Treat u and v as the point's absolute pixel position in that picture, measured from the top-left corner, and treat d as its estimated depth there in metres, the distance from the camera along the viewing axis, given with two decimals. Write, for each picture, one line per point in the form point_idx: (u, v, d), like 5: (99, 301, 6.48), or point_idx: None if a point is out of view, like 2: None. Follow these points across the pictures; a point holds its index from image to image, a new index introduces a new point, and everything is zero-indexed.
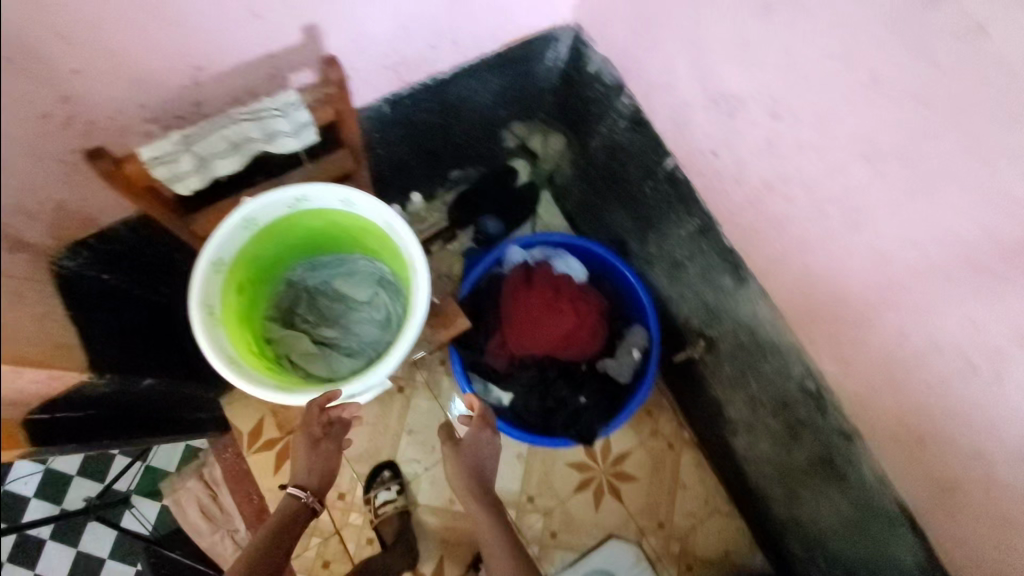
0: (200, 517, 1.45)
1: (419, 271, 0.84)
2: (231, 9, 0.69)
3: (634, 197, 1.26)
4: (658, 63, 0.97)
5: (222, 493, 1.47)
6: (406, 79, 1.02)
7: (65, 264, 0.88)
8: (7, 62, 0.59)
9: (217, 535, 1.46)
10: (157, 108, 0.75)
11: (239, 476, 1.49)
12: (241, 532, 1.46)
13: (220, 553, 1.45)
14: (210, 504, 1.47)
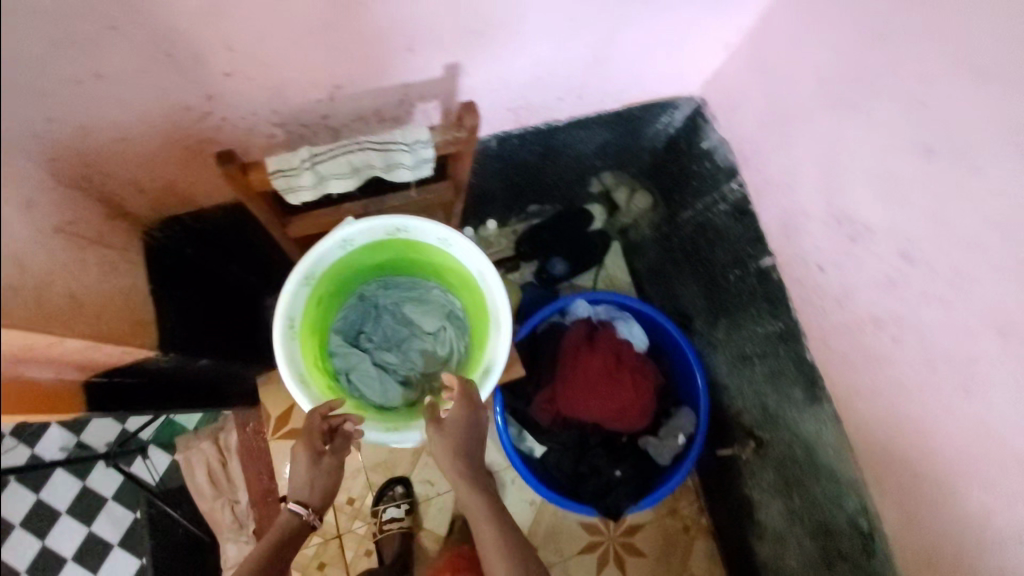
0: (205, 482, 1.47)
1: (503, 327, 0.83)
2: (388, 42, 0.67)
3: (715, 279, 1.23)
4: (784, 163, 0.94)
5: (232, 463, 1.49)
6: (523, 121, 1.00)
7: (155, 234, 0.90)
8: (167, 60, 0.58)
9: (217, 501, 1.46)
10: (289, 116, 0.74)
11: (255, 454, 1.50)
12: (241, 505, 1.47)
13: (217, 520, 1.45)
14: (218, 471, 1.49)
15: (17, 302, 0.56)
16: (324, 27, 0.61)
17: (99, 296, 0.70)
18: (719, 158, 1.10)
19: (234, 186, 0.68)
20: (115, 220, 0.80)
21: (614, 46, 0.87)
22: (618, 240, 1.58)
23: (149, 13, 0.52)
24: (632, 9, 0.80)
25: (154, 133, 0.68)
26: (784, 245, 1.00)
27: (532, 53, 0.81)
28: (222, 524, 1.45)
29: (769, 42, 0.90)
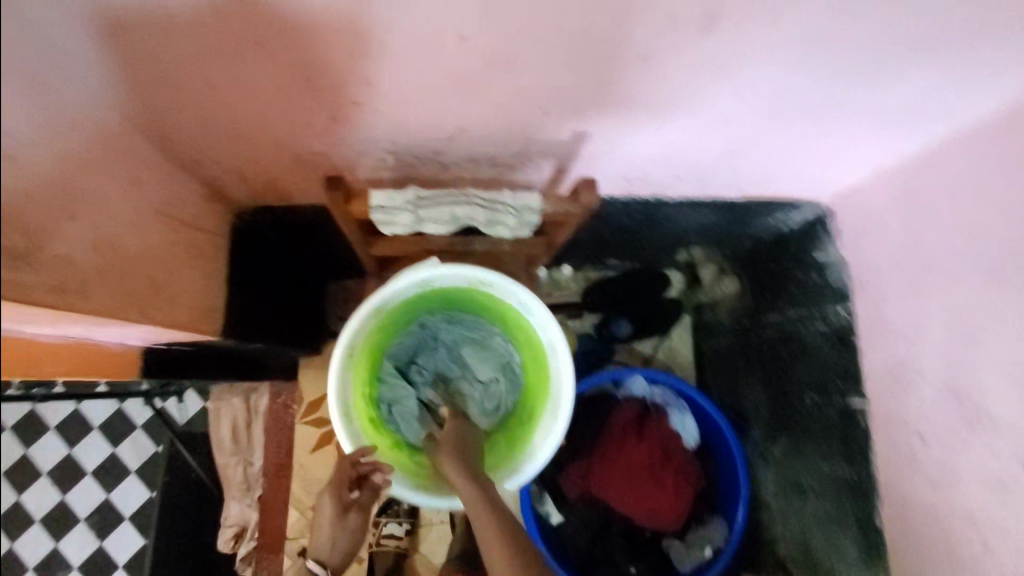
0: (227, 436, 1.29)
1: (562, 407, 0.77)
2: (523, 101, 0.63)
3: (785, 395, 1.13)
4: (907, 309, 0.84)
5: (258, 424, 1.32)
6: (633, 190, 0.95)
7: (245, 218, 0.91)
8: (301, 79, 0.56)
9: (233, 459, 1.29)
10: (404, 148, 0.72)
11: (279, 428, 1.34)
12: (255, 469, 1.30)
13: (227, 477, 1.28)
14: (241, 429, 1.31)
15: (101, 284, 0.55)
16: (464, 80, 0.58)
17: (180, 281, 0.70)
18: (832, 278, 1.00)
19: (335, 212, 0.66)
20: (212, 201, 0.80)
21: (753, 145, 0.80)
22: (690, 315, 1.43)
23: (297, 39, 0.51)
24: (787, 116, 0.72)
25: (272, 139, 0.67)
26: (884, 390, 0.90)
27: (667, 135, 0.76)
28: (231, 483, 1.28)
29: (923, 178, 0.81)
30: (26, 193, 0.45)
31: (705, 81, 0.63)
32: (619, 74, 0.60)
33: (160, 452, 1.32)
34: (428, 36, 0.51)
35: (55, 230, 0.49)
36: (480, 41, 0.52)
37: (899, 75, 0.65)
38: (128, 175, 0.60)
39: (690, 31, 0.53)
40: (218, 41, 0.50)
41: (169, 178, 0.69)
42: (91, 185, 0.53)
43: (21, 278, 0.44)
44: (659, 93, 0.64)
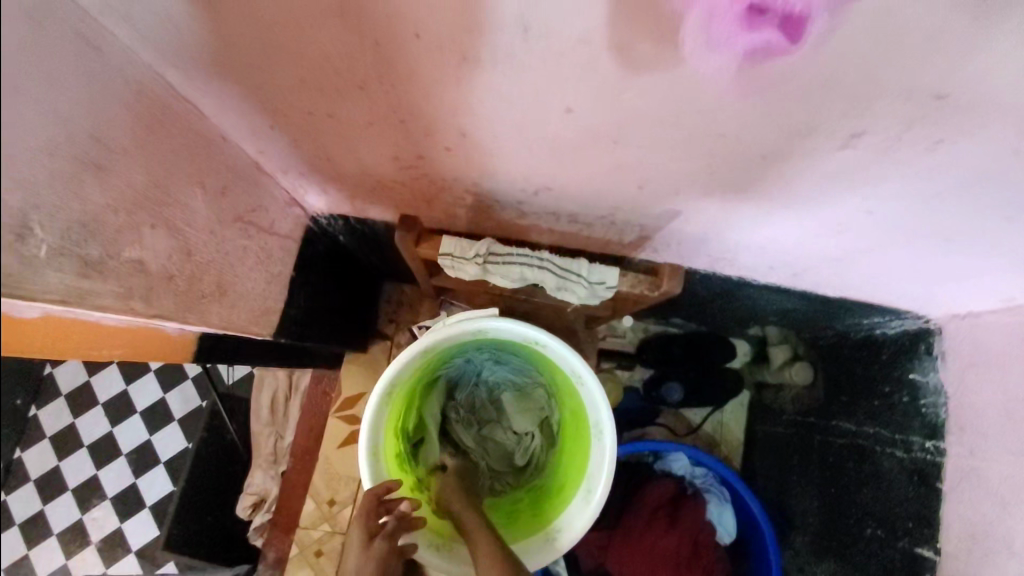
0: (267, 406, 1.26)
1: (594, 489, 0.71)
2: (624, 176, 0.58)
3: (842, 513, 1.03)
4: (1020, 472, 0.73)
5: (295, 403, 1.26)
6: (716, 268, 0.87)
7: (321, 221, 0.93)
8: (400, 122, 0.54)
9: (267, 430, 1.26)
10: (488, 192, 0.69)
11: (315, 411, 1.25)
12: (285, 446, 1.26)
13: (259, 446, 1.26)
14: (280, 404, 1.27)
15: (170, 291, 0.54)
16: (564, 148, 0.54)
17: (247, 287, 0.70)
18: (925, 407, 0.91)
19: (405, 251, 0.66)
20: (290, 205, 0.80)
21: (868, 255, 0.71)
22: (750, 391, 1.28)
23: (403, 88, 0.48)
24: (917, 236, 0.63)
25: (358, 164, 0.66)
26: (958, 551, 0.83)
27: (768, 229, 0.68)
28: (260, 451, 1.25)
29: None
30: (111, 202, 0.45)
31: (833, 189, 0.55)
32: (735, 169, 0.53)
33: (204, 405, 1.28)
34: (535, 105, 0.47)
35: (133, 238, 0.48)
36: (590, 117, 0.48)
37: None
38: (215, 183, 0.60)
39: (826, 142, 0.46)
40: (322, 77, 0.49)
41: (254, 185, 0.69)
42: (177, 194, 0.53)
43: (90, 287, 0.44)
44: (776, 192, 0.57)
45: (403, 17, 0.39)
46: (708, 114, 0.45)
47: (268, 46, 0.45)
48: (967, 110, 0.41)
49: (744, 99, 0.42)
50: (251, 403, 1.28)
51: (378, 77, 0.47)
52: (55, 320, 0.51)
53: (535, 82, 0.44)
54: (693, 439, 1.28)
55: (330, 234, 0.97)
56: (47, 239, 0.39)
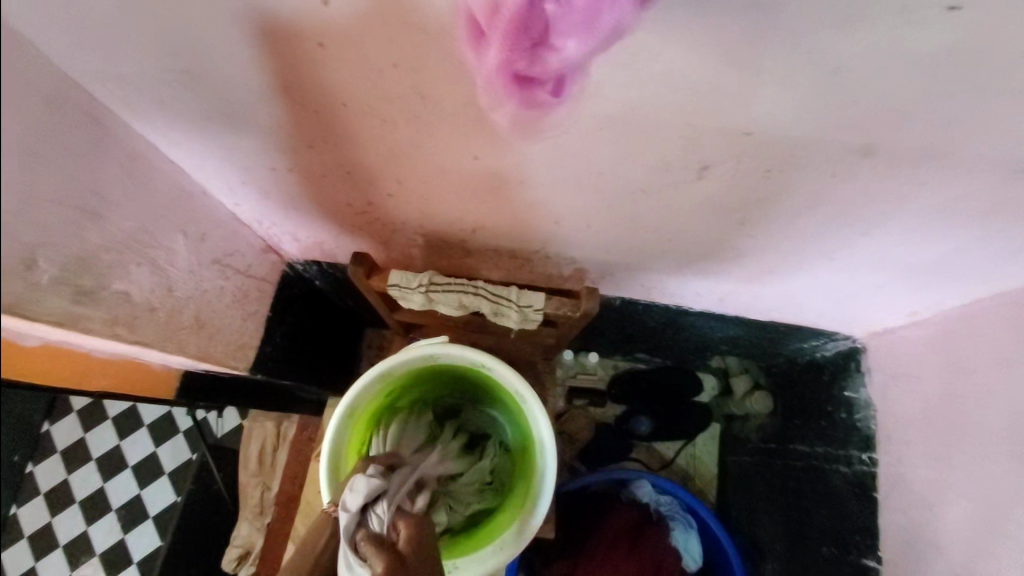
0: (254, 457, 1.30)
1: (540, 502, 0.76)
2: (541, 214, 0.69)
3: (801, 533, 1.04)
4: (933, 473, 0.79)
5: (281, 452, 1.32)
6: (655, 297, 0.96)
7: (296, 267, 1.02)
8: (349, 174, 0.65)
9: (254, 480, 1.31)
10: (433, 232, 0.79)
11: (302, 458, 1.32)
12: (271, 494, 1.32)
13: (246, 495, 1.30)
14: (267, 454, 1.32)
15: (151, 321, 0.64)
16: (484, 189, 0.64)
17: (222, 323, 0.79)
18: (860, 421, 0.95)
19: (359, 284, 0.76)
20: (266, 252, 0.91)
21: (772, 276, 0.79)
22: (719, 424, 1.33)
23: (345, 145, 0.59)
24: (804, 254, 0.70)
25: (320, 211, 0.77)
26: (896, 556, 0.86)
27: (684, 260, 0.78)
28: (247, 503, 1.30)
29: (964, 341, 0.75)
30: (102, 241, 0.55)
31: (715, 219, 0.64)
32: (625, 201, 0.63)
33: (195, 458, 1.17)
34: (449, 154, 0.58)
35: (122, 273, 0.58)
36: (491, 162, 0.58)
37: (919, 235, 0.62)
38: (196, 230, 0.71)
39: (685, 177, 0.56)
40: (280, 139, 0.60)
41: (230, 233, 0.79)
42: (161, 237, 0.64)
43: (82, 312, 0.53)
44: (667, 221, 0.67)
45: (335, 92, 0.50)
46: (586, 159, 0.55)
47: (235, 116, 0.57)
48: (786, 149, 0.50)
49: (607, 146, 0.52)
50: (239, 454, 1.29)
51: (324, 138, 0.58)
52: (52, 348, 0.60)
53: (443, 137, 0.55)
54: (667, 473, 1.32)
55: (306, 279, 1.06)
56: (51, 271, 0.49)
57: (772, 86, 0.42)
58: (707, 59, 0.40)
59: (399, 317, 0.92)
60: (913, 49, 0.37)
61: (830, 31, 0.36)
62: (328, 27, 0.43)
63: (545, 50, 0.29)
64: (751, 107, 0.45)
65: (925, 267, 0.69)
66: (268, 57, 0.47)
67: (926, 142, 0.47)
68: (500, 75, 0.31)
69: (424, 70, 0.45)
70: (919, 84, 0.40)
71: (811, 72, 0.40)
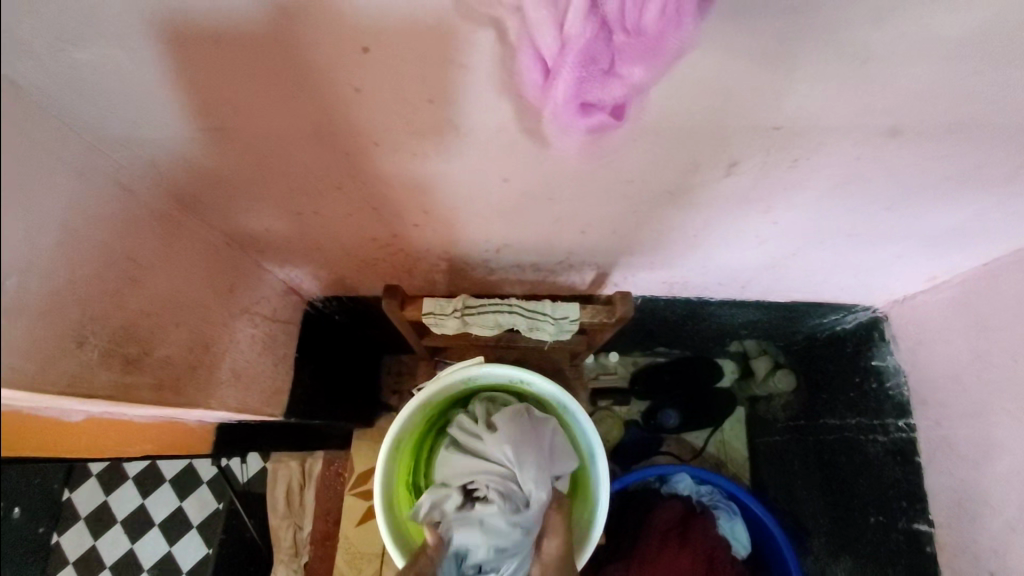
0: (283, 497, 1.19)
1: (599, 510, 0.77)
2: (566, 226, 0.70)
3: (846, 507, 1.04)
4: (975, 433, 0.80)
5: (310, 488, 1.21)
6: (675, 292, 0.97)
7: (316, 305, 1.01)
8: (375, 209, 0.65)
9: (285, 522, 1.19)
10: (458, 255, 0.79)
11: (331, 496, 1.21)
12: (305, 535, 1.19)
13: (279, 541, 1.18)
14: (295, 492, 1.20)
15: (193, 381, 0.63)
16: (512, 209, 0.65)
17: (254, 372, 0.78)
18: (891, 389, 0.97)
19: (392, 315, 0.76)
20: (287, 294, 0.90)
21: (794, 258, 0.80)
22: (744, 407, 1.34)
23: (372, 181, 0.59)
24: (828, 234, 0.71)
25: (343, 248, 0.76)
26: (949, 519, 0.86)
27: (705, 253, 0.78)
28: (281, 546, 1.17)
29: (989, 299, 0.77)
30: (149, 307, 0.54)
31: (740, 210, 0.65)
32: (652, 205, 0.64)
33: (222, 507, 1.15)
34: (474, 179, 0.58)
35: (163, 337, 0.57)
36: (521, 183, 0.59)
37: (942, 203, 0.63)
38: (226, 282, 0.70)
39: (713, 175, 0.57)
40: (306, 183, 0.59)
41: (257, 281, 0.79)
42: (196, 295, 0.63)
43: (132, 382, 0.52)
44: (693, 218, 0.67)
45: (366, 132, 0.50)
46: (616, 169, 0.56)
47: (263, 168, 0.56)
48: (814, 138, 0.51)
49: (638, 155, 0.53)
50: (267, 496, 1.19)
51: (350, 177, 0.58)
52: (98, 421, 0.59)
53: (473, 163, 0.55)
54: (700, 462, 1.32)
55: (326, 315, 1.05)
56: (99, 344, 0.48)
57: (806, 82, 0.43)
58: (744, 62, 0.40)
59: (428, 343, 0.92)
60: (942, 31, 0.38)
61: (864, 24, 0.37)
62: (363, 73, 0.43)
63: (611, 77, 0.30)
64: (784, 102, 0.45)
65: (947, 232, 0.70)
66: (298, 105, 0.47)
67: (951, 117, 0.48)
68: (566, 105, 0.31)
69: (457, 102, 0.46)
70: (947, 64, 0.41)
71: (844, 66, 0.41)
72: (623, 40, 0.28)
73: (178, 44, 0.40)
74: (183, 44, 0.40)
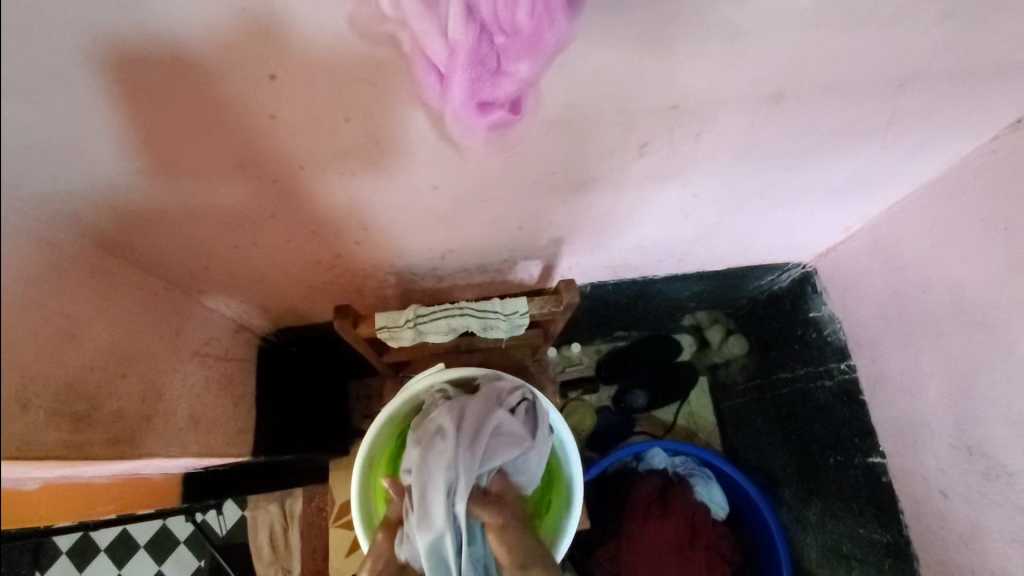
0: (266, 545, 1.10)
1: (577, 493, 0.79)
2: (504, 225, 0.72)
3: (808, 453, 1.10)
4: (904, 363, 0.87)
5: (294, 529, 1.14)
6: (619, 275, 1.01)
7: (269, 338, 1.00)
8: (313, 232, 0.66)
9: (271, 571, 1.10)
10: (404, 268, 0.80)
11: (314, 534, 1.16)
12: None
13: None
14: (278, 535, 1.12)
15: (150, 431, 0.62)
16: (448, 214, 0.67)
17: (212, 414, 0.77)
18: (830, 336, 1.04)
19: (346, 335, 0.76)
20: (238, 331, 0.89)
21: (721, 226, 0.85)
22: (705, 376, 1.39)
23: (305, 205, 0.60)
24: (745, 199, 0.77)
25: (287, 276, 0.76)
26: (896, 447, 0.92)
27: (639, 233, 0.83)
28: None
29: (898, 240, 0.85)
30: (94, 362, 0.54)
31: (661, 187, 0.69)
32: (578, 193, 0.67)
33: None
34: (406, 190, 0.60)
35: (111, 390, 0.56)
36: (449, 188, 0.61)
37: (837, 157, 0.69)
38: (171, 327, 0.69)
39: (628, 156, 0.61)
40: (239, 216, 0.60)
41: (203, 321, 0.78)
42: (141, 345, 0.62)
43: (83, 439, 0.51)
44: (620, 200, 0.71)
45: (291, 157, 0.52)
46: (537, 162, 0.59)
47: (194, 206, 0.57)
48: (711, 112, 0.55)
49: (555, 147, 0.56)
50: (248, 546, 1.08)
51: (283, 205, 0.59)
52: (58, 492, 0.57)
53: (401, 175, 0.57)
54: (672, 436, 1.36)
55: (282, 347, 1.04)
56: (43, 405, 0.47)
57: (690, 62, 0.47)
58: (630, 49, 0.44)
59: (389, 358, 0.92)
60: (796, 2, 0.43)
61: (728, 4, 0.41)
62: (278, 100, 0.44)
63: (501, 75, 0.32)
64: (676, 82, 0.50)
65: (848, 183, 0.77)
66: (219, 140, 0.48)
67: (824, 79, 0.53)
68: (465, 106, 0.33)
69: (374, 118, 0.48)
70: (808, 33, 0.46)
71: (721, 43, 0.46)
72: (505, 41, 0.31)
73: (90, 95, 0.41)
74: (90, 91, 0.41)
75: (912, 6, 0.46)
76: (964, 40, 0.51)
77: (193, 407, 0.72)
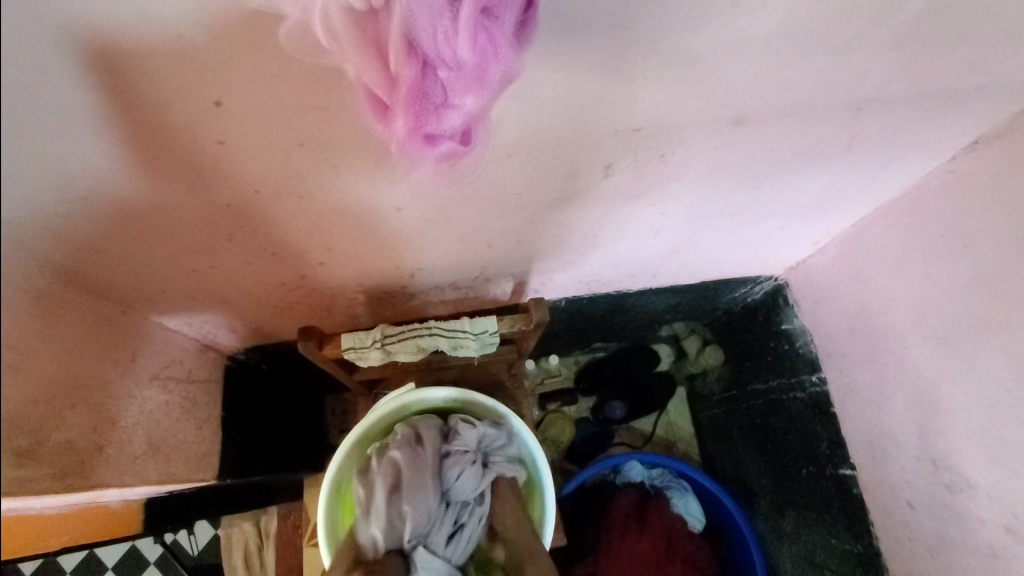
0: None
1: (547, 514, 0.76)
2: (474, 244, 0.72)
3: (782, 464, 1.11)
4: (872, 376, 0.87)
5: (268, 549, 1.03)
6: (593, 289, 1.01)
7: (237, 356, 0.97)
8: (274, 254, 0.64)
9: None
10: (371, 286, 0.79)
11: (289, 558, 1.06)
12: None
13: None
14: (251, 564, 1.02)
15: (102, 462, 0.61)
16: (413, 234, 0.66)
17: (173, 439, 0.76)
18: (802, 348, 1.04)
19: (311, 356, 0.75)
20: (202, 352, 0.86)
21: (692, 242, 0.85)
22: (683, 386, 1.40)
23: (263, 227, 0.58)
24: (715, 216, 0.77)
25: (251, 296, 0.75)
26: (865, 458, 0.92)
27: (610, 249, 0.82)
28: None
29: (864, 254, 0.86)
30: (49, 391, 0.51)
31: (630, 206, 0.69)
32: (545, 213, 0.67)
33: None
34: (368, 211, 0.59)
35: (60, 422, 0.53)
36: (412, 210, 0.60)
37: (803, 175, 0.70)
38: (128, 352, 0.67)
39: (594, 176, 0.60)
40: (194, 240, 0.58)
41: (162, 343, 0.75)
42: (93, 373, 0.59)
43: (28, 476, 0.48)
44: (588, 218, 0.71)
45: (244, 181, 0.51)
46: (502, 184, 0.58)
47: (144, 231, 0.55)
48: (674, 134, 0.55)
49: (518, 169, 0.56)
50: None
51: (240, 228, 0.58)
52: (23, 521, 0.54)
53: (361, 197, 0.56)
54: (651, 446, 1.36)
55: (251, 365, 1.01)
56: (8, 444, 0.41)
57: (648, 87, 0.47)
58: (588, 75, 0.44)
59: (359, 377, 0.90)
60: (751, 30, 0.43)
61: (683, 33, 0.41)
62: (226, 126, 0.44)
63: (447, 108, 0.32)
64: (636, 107, 0.49)
65: (815, 199, 0.77)
66: (165, 166, 0.47)
67: (783, 103, 0.54)
68: (410, 138, 0.32)
69: (328, 143, 0.47)
70: (765, 59, 0.47)
71: (681, 68, 0.45)
72: (448, 74, 0.30)
73: (39, 128, 0.38)
74: (36, 135, 0.38)
75: (866, 34, 0.46)
76: (919, 65, 0.52)
77: (150, 434, 0.69)
